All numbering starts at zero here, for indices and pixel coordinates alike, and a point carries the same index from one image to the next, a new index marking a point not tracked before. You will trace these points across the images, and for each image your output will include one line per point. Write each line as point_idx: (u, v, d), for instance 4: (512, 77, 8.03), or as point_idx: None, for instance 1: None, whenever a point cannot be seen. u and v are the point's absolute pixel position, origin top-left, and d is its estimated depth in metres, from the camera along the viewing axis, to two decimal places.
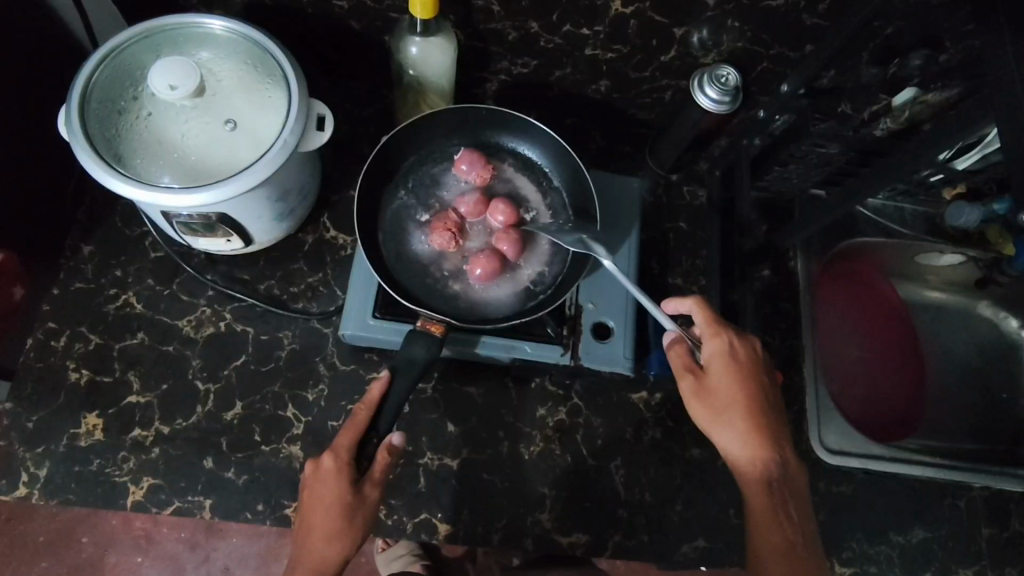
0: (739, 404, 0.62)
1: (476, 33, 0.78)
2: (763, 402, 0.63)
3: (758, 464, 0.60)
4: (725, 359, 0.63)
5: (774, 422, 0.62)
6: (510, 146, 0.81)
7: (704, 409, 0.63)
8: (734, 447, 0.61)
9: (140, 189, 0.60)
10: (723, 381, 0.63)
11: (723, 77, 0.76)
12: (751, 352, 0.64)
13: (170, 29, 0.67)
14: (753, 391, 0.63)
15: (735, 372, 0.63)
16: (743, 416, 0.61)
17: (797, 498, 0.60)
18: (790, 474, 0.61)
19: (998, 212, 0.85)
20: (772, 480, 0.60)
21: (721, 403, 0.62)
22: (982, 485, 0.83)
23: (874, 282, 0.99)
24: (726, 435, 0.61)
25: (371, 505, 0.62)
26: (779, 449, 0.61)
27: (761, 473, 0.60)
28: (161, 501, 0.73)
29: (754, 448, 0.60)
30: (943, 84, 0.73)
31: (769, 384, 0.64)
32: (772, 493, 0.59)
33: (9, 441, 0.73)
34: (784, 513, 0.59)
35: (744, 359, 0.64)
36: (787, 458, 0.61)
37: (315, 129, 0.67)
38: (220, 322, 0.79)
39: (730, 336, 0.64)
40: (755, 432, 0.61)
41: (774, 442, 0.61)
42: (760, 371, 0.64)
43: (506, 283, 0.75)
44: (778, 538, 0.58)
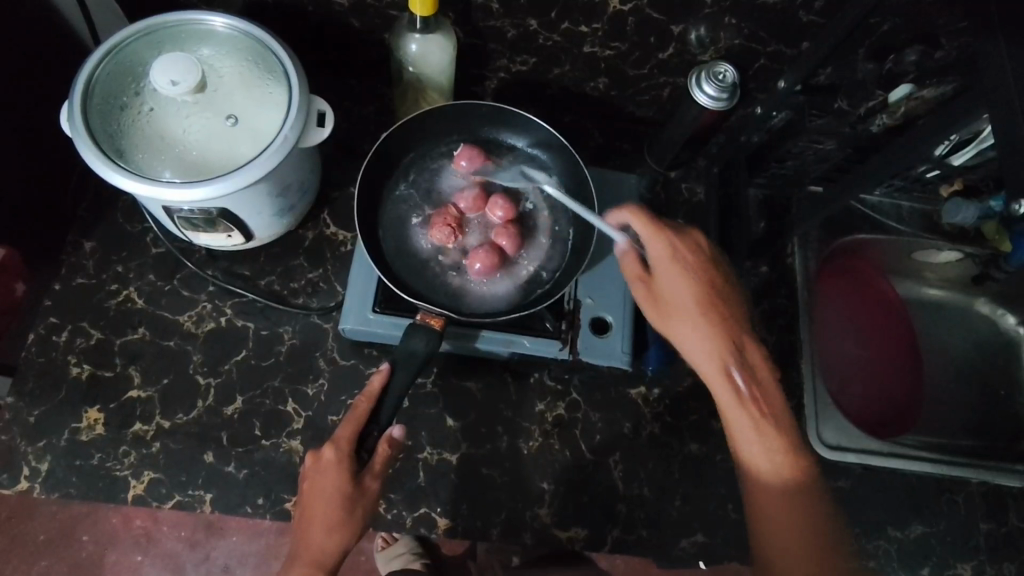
0: (689, 299, 0.65)
1: (475, 31, 0.79)
2: (713, 293, 0.66)
3: (716, 359, 0.63)
4: (668, 261, 0.66)
5: (726, 310, 0.65)
6: (509, 143, 0.82)
7: (655, 312, 0.66)
8: (692, 345, 0.64)
9: (141, 184, 0.60)
10: (671, 283, 0.66)
11: (720, 74, 0.77)
12: (696, 247, 0.68)
13: (172, 26, 0.67)
14: (702, 286, 0.66)
15: (681, 270, 0.66)
16: (693, 313, 0.64)
17: (761, 383, 0.63)
18: (748, 360, 0.64)
19: (996, 209, 0.86)
20: (732, 369, 0.63)
21: (671, 302, 0.66)
22: (980, 481, 0.84)
23: (873, 279, 0.99)
24: (682, 333, 0.65)
25: (371, 496, 0.63)
26: (734, 339, 0.64)
27: (722, 367, 0.63)
28: (161, 495, 0.73)
29: (711, 341, 0.64)
30: (938, 81, 0.75)
31: (719, 275, 0.67)
32: (737, 388, 0.62)
33: (11, 435, 0.73)
34: (753, 401, 0.62)
35: (687, 257, 0.67)
36: (743, 346, 0.64)
37: (315, 125, 0.68)
38: (220, 318, 0.80)
39: (671, 240, 0.67)
40: (710, 326, 0.64)
41: (729, 332, 0.64)
42: (706, 264, 0.67)
43: (506, 278, 0.76)
44: (755, 433, 0.60)
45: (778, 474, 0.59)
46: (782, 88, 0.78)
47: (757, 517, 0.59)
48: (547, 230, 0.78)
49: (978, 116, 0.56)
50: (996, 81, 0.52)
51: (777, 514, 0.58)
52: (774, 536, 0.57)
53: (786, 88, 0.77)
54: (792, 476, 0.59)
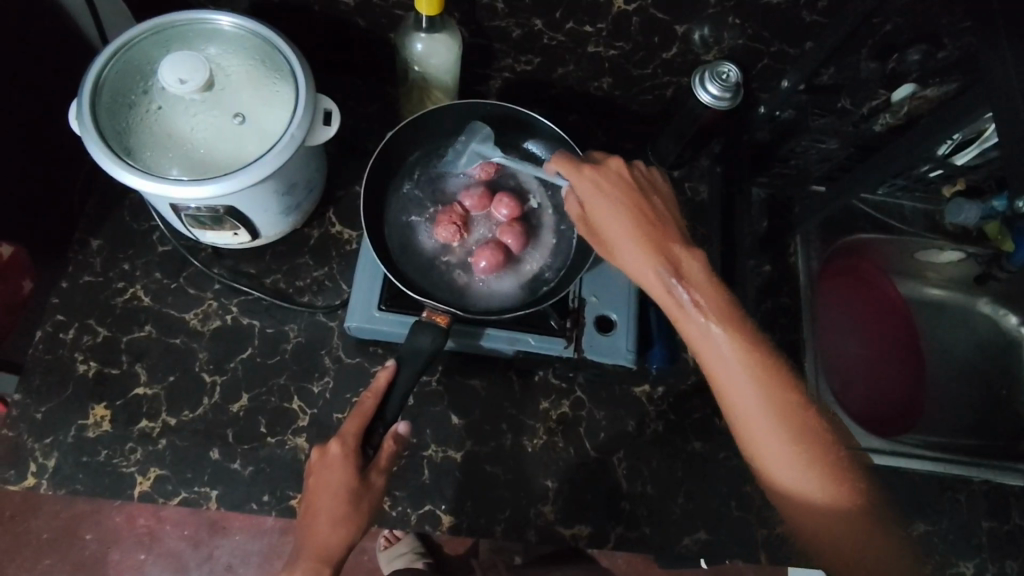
0: (621, 224, 0.62)
1: (479, 31, 0.79)
2: (644, 214, 0.63)
3: (654, 277, 0.59)
4: (592, 193, 0.64)
5: (658, 227, 0.62)
6: (514, 143, 0.82)
7: (602, 248, 0.64)
8: (634, 269, 0.61)
9: (149, 181, 0.61)
10: (603, 215, 0.63)
11: (723, 74, 0.77)
12: (619, 173, 0.65)
13: (180, 25, 0.68)
14: (634, 210, 0.63)
15: (607, 200, 0.64)
16: (625, 238, 0.62)
17: (703, 289, 0.58)
18: (685, 270, 0.59)
19: (998, 209, 0.87)
20: (672, 283, 0.58)
21: (608, 233, 0.63)
22: (982, 479, 0.85)
23: (874, 279, 1.00)
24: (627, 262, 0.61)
25: (376, 491, 0.63)
26: (668, 252, 0.60)
27: (662, 284, 0.59)
28: (167, 491, 0.73)
29: (647, 262, 0.60)
30: (940, 80, 0.75)
31: (647, 196, 0.64)
32: (681, 301, 0.57)
33: (18, 431, 0.73)
34: (701, 310, 0.57)
35: (611, 185, 0.64)
36: (681, 256, 0.60)
37: (321, 124, 0.68)
38: (226, 316, 0.80)
39: (590, 171, 0.65)
40: (643, 248, 0.61)
41: (663, 248, 0.61)
42: (631, 187, 0.64)
43: (512, 277, 0.76)
44: (716, 343, 0.55)
45: (749, 378, 0.54)
46: (783, 87, 0.79)
47: (740, 427, 0.54)
48: (551, 230, 0.79)
49: (982, 115, 0.56)
50: (999, 79, 0.53)
51: (758, 422, 0.53)
52: (763, 447, 0.53)
53: (789, 87, 0.79)
54: (763, 379, 0.54)
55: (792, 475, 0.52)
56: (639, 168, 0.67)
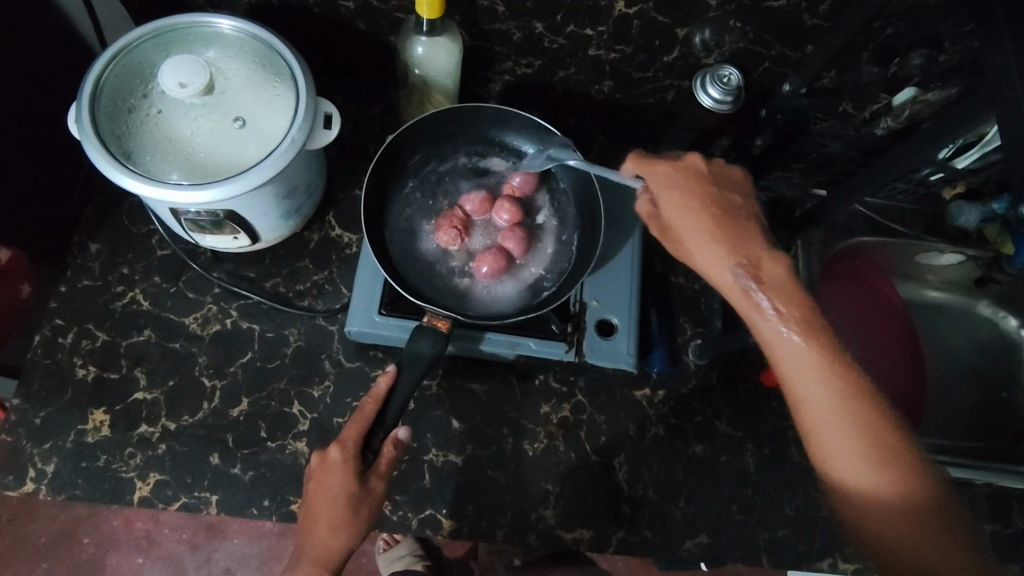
0: (695, 224, 0.61)
1: (480, 34, 0.79)
2: (719, 209, 0.61)
3: (730, 279, 0.58)
4: (663, 188, 0.63)
5: (733, 223, 0.61)
6: (516, 146, 0.82)
7: (671, 244, 0.63)
8: (708, 269, 0.60)
9: (150, 186, 0.61)
10: (674, 210, 0.62)
11: (725, 77, 0.76)
12: (691, 170, 0.64)
13: (179, 29, 0.68)
14: (707, 205, 0.62)
15: (680, 193, 0.62)
16: (698, 234, 0.60)
17: (786, 294, 0.57)
18: (764, 274, 0.58)
19: (998, 212, 0.87)
20: (751, 287, 0.57)
21: (679, 230, 0.62)
22: (983, 482, 0.84)
23: (874, 281, 0.98)
24: (700, 259, 0.60)
25: (376, 497, 0.63)
26: (746, 253, 0.59)
27: (740, 288, 0.58)
28: (167, 496, 0.73)
29: (724, 262, 0.59)
30: (942, 84, 0.74)
31: (723, 192, 0.63)
32: (761, 308, 0.56)
33: (17, 436, 0.73)
34: (783, 316, 0.55)
35: (685, 180, 0.63)
36: (761, 257, 0.59)
37: (322, 127, 0.68)
38: (226, 319, 0.80)
39: (663, 166, 0.64)
40: (719, 245, 0.59)
41: (741, 247, 0.59)
42: (705, 182, 0.63)
43: (512, 282, 0.76)
44: (799, 353, 0.54)
45: (826, 383, 0.53)
46: (785, 91, 0.79)
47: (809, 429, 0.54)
48: (554, 237, 0.79)
49: (985, 119, 0.56)
50: (1001, 85, 0.53)
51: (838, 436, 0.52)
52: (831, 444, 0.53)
53: (792, 91, 0.78)
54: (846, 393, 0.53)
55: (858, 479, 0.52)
56: (714, 162, 0.65)
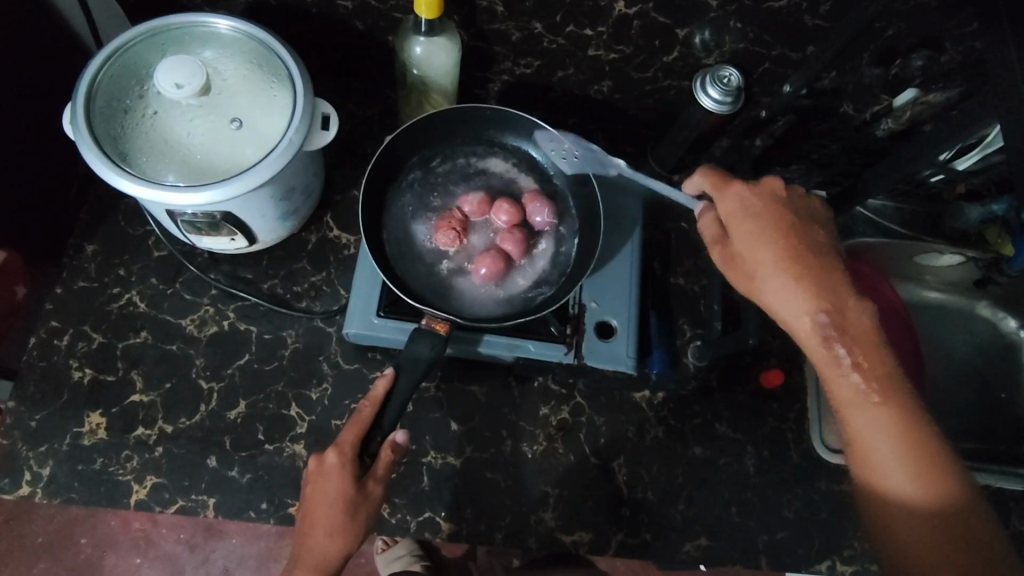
0: (773, 258, 0.58)
1: (479, 34, 0.78)
2: (800, 243, 0.58)
3: (809, 326, 0.55)
4: (742, 215, 0.60)
5: (817, 261, 0.57)
6: (515, 146, 0.82)
7: (736, 274, 0.60)
8: (784, 310, 0.57)
9: (146, 187, 0.60)
10: (750, 240, 0.59)
11: (725, 78, 0.77)
12: (771, 199, 0.61)
13: (175, 29, 0.67)
14: (787, 239, 0.58)
15: (758, 223, 0.59)
16: (777, 272, 0.57)
17: (863, 344, 0.55)
18: (844, 317, 0.55)
19: (998, 213, 0.87)
20: (830, 336, 0.55)
21: (752, 262, 0.59)
22: (982, 484, 0.84)
23: (878, 284, 0.95)
24: (772, 291, 0.57)
25: (374, 501, 0.63)
26: (830, 297, 0.56)
27: (817, 336, 0.55)
28: (164, 500, 0.72)
29: (803, 307, 0.56)
30: (943, 86, 0.75)
31: (803, 226, 0.60)
32: (838, 360, 0.55)
33: (13, 439, 0.73)
34: (859, 370, 0.54)
35: (765, 208, 0.60)
36: (845, 301, 0.56)
37: (319, 128, 0.68)
38: (223, 321, 0.80)
39: (741, 190, 0.61)
40: (800, 288, 0.56)
41: (825, 289, 0.56)
42: (786, 210, 0.60)
43: (512, 284, 0.76)
44: (870, 412, 0.53)
45: (886, 429, 0.53)
46: (785, 92, 0.79)
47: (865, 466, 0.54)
48: (553, 238, 0.78)
49: (988, 121, 0.56)
50: (1004, 87, 0.52)
51: (898, 501, 0.52)
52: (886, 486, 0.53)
53: (791, 92, 0.77)
54: (915, 458, 0.52)
55: (908, 521, 0.52)
56: (794, 191, 0.62)
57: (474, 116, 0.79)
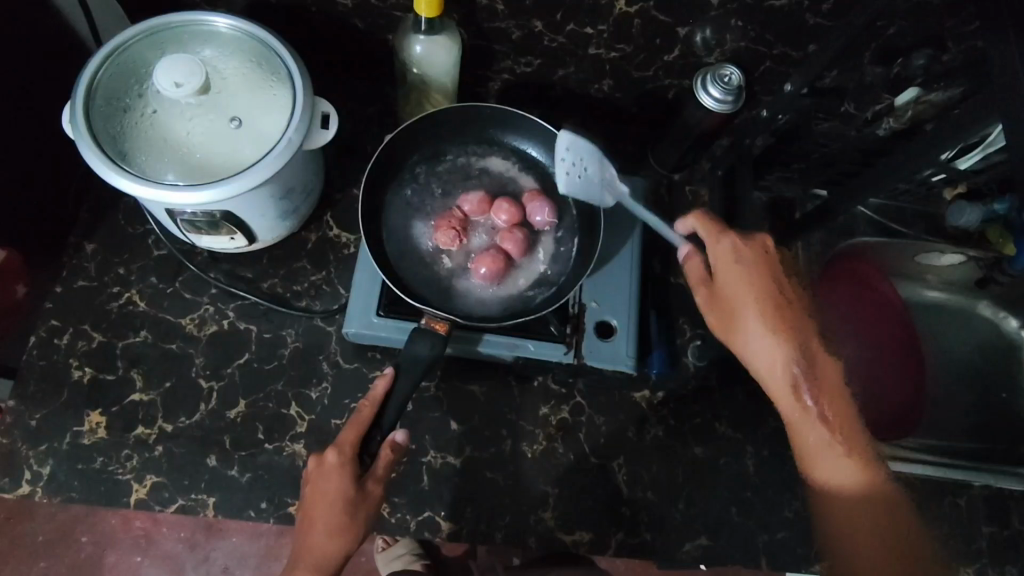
0: (756, 310, 0.60)
1: (480, 32, 0.78)
2: (782, 296, 0.61)
3: (785, 377, 0.59)
4: (732, 264, 0.62)
5: (795, 314, 0.61)
6: (514, 144, 0.81)
7: (720, 318, 0.62)
8: (762, 361, 0.60)
9: (145, 186, 0.60)
10: (737, 289, 0.61)
11: (726, 77, 0.77)
12: (758, 250, 0.62)
13: (174, 27, 0.67)
14: (771, 292, 0.61)
15: (747, 274, 0.61)
16: (759, 324, 0.60)
17: (830, 396, 0.59)
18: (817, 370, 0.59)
19: (999, 212, 0.87)
20: (801, 387, 0.58)
21: (736, 310, 0.61)
22: (982, 483, 0.83)
23: (873, 284, 0.98)
24: (752, 342, 0.60)
25: (374, 500, 0.63)
26: (806, 350, 0.60)
27: (789, 386, 0.59)
28: (164, 499, 0.72)
29: (779, 358, 0.59)
30: (945, 85, 0.75)
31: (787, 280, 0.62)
32: (808, 410, 0.58)
33: (13, 438, 0.73)
34: (826, 421, 0.58)
35: (755, 260, 0.62)
36: (816, 354, 0.60)
37: (319, 127, 0.67)
38: (223, 320, 0.79)
39: (733, 239, 0.63)
40: (778, 340, 0.59)
41: (799, 343, 0.60)
42: (772, 263, 0.62)
43: (512, 283, 0.76)
44: (834, 460, 0.57)
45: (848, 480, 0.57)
46: (787, 91, 0.79)
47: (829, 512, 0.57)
48: (552, 236, 0.78)
49: (990, 120, 0.56)
50: (1007, 87, 0.52)
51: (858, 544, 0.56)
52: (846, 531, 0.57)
53: (793, 91, 0.78)
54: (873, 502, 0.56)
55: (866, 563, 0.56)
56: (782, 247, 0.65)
57: (474, 113, 0.79)
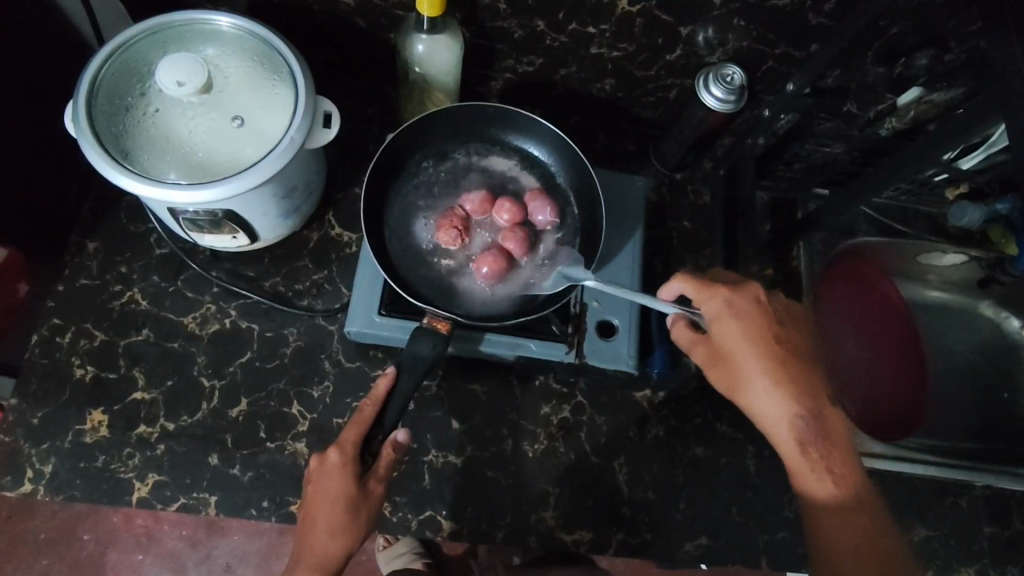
0: (756, 364, 0.59)
1: (481, 32, 0.78)
2: (781, 346, 0.60)
3: (790, 430, 0.58)
4: (730, 317, 0.61)
5: (795, 366, 0.60)
6: (516, 144, 0.81)
7: (721, 372, 0.61)
8: (766, 415, 0.59)
9: (147, 185, 0.60)
10: (734, 341, 0.60)
11: (728, 76, 0.77)
12: (756, 302, 0.61)
13: (176, 26, 0.67)
14: (769, 343, 0.60)
15: (743, 325, 0.60)
16: (761, 379, 0.59)
17: (834, 446, 0.58)
18: (821, 423, 0.58)
19: (1001, 212, 0.87)
20: (806, 439, 0.57)
21: (738, 364, 0.60)
22: (982, 484, 0.83)
23: (872, 280, 0.99)
24: (756, 396, 0.59)
25: (376, 500, 0.63)
26: (808, 404, 0.59)
27: (793, 438, 0.58)
28: (166, 497, 0.73)
29: (781, 409, 0.58)
30: (948, 85, 0.75)
31: (786, 333, 0.61)
32: (813, 463, 0.57)
33: (16, 436, 0.73)
34: (832, 473, 0.57)
35: (750, 311, 0.61)
36: (818, 405, 0.59)
37: (321, 126, 0.67)
38: (225, 319, 0.80)
39: (727, 292, 0.62)
40: (779, 391, 0.58)
41: (800, 393, 0.59)
42: (770, 317, 0.61)
43: (501, 290, 0.75)
44: (839, 517, 0.55)
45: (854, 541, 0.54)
46: (789, 90, 0.80)
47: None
48: (552, 261, 0.76)
49: (994, 121, 0.56)
50: (1011, 88, 0.52)
51: None
52: None
53: (796, 90, 0.79)
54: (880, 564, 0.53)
55: None
56: (775, 297, 0.63)
57: (475, 112, 0.79)
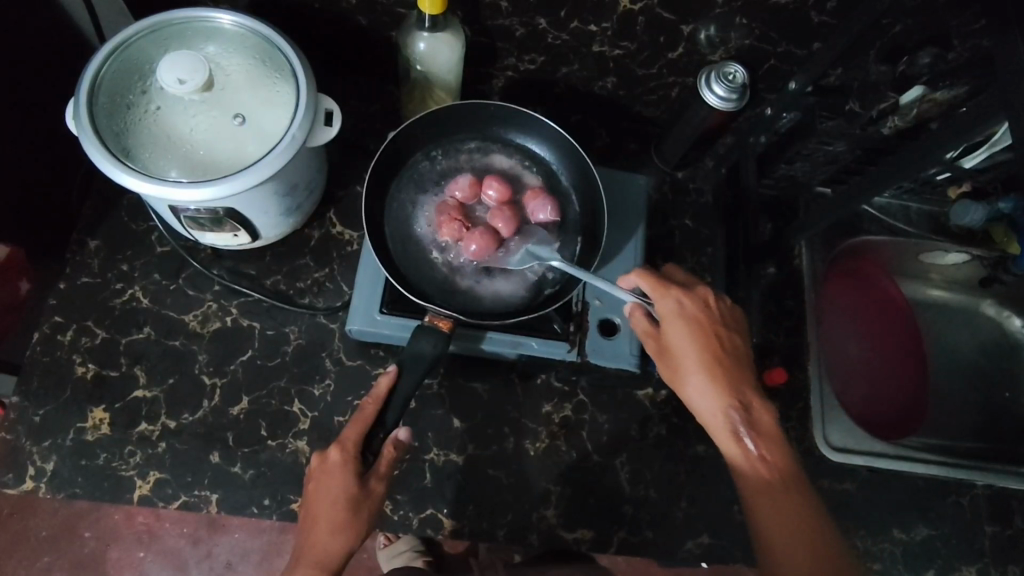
0: (695, 359, 0.63)
1: (483, 29, 0.78)
2: (720, 345, 0.64)
3: (723, 421, 0.61)
4: (674, 315, 0.64)
5: (731, 363, 0.64)
6: (516, 142, 0.81)
7: (667, 367, 0.65)
8: (704, 406, 0.62)
9: (148, 182, 0.60)
10: (678, 338, 0.64)
11: (730, 75, 0.77)
12: (702, 303, 0.65)
13: (177, 23, 0.67)
14: (711, 342, 0.64)
15: (690, 324, 0.64)
16: (698, 373, 0.63)
17: (768, 438, 0.60)
18: (753, 416, 0.61)
19: (1004, 211, 0.87)
20: (739, 429, 0.60)
21: (680, 359, 0.64)
22: (983, 483, 0.83)
23: (873, 279, 0.99)
24: (694, 389, 0.63)
25: (377, 499, 0.63)
26: (742, 398, 0.62)
27: (728, 428, 0.61)
28: (167, 495, 0.73)
29: (718, 402, 0.62)
30: (952, 83, 0.74)
31: (727, 334, 0.65)
32: (746, 451, 0.59)
33: (17, 434, 0.73)
34: (765, 462, 0.59)
35: (694, 310, 0.65)
36: (751, 400, 0.62)
37: (322, 124, 0.67)
38: (226, 317, 0.80)
39: (675, 292, 0.65)
40: (716, 385, 0.62)
41: (735, 389, 0.62)
42: (713, 319, 0.65)
43: (485, 284, 0.75)
44: (772, 497, 0.57)
45: (784, 520, 0.55)
46: (789, 89, 0.80)
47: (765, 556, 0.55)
48: (521, 235, 0.76)
49: (996, 119, 0.55)
50: (1014, 86, 0.52)
51: None
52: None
53: (797, 89, 0.79)
54: (810, 548, 0.54)
55: None
56: (723, 301, 0.67)
57: (473, 109, 0.79)
